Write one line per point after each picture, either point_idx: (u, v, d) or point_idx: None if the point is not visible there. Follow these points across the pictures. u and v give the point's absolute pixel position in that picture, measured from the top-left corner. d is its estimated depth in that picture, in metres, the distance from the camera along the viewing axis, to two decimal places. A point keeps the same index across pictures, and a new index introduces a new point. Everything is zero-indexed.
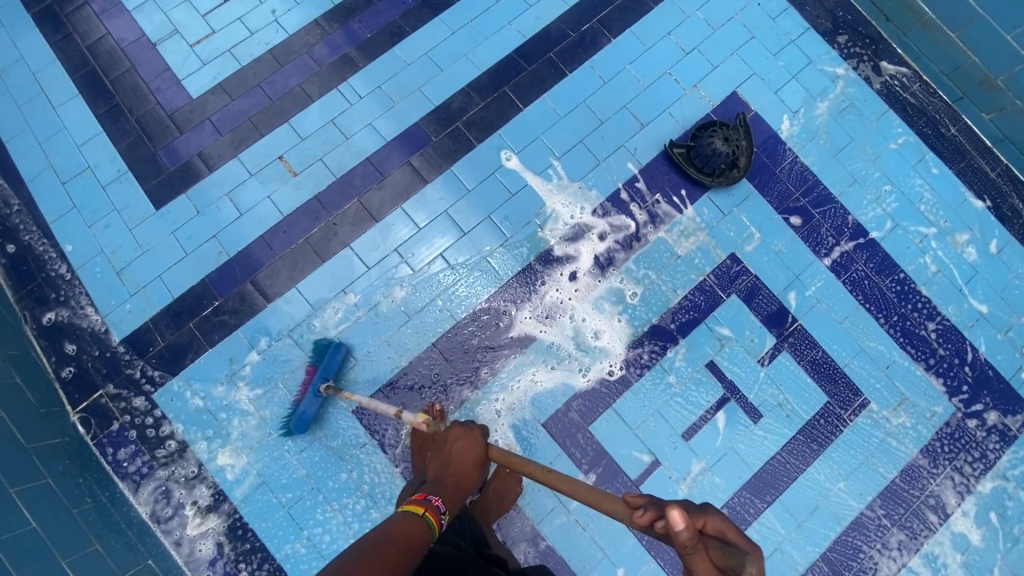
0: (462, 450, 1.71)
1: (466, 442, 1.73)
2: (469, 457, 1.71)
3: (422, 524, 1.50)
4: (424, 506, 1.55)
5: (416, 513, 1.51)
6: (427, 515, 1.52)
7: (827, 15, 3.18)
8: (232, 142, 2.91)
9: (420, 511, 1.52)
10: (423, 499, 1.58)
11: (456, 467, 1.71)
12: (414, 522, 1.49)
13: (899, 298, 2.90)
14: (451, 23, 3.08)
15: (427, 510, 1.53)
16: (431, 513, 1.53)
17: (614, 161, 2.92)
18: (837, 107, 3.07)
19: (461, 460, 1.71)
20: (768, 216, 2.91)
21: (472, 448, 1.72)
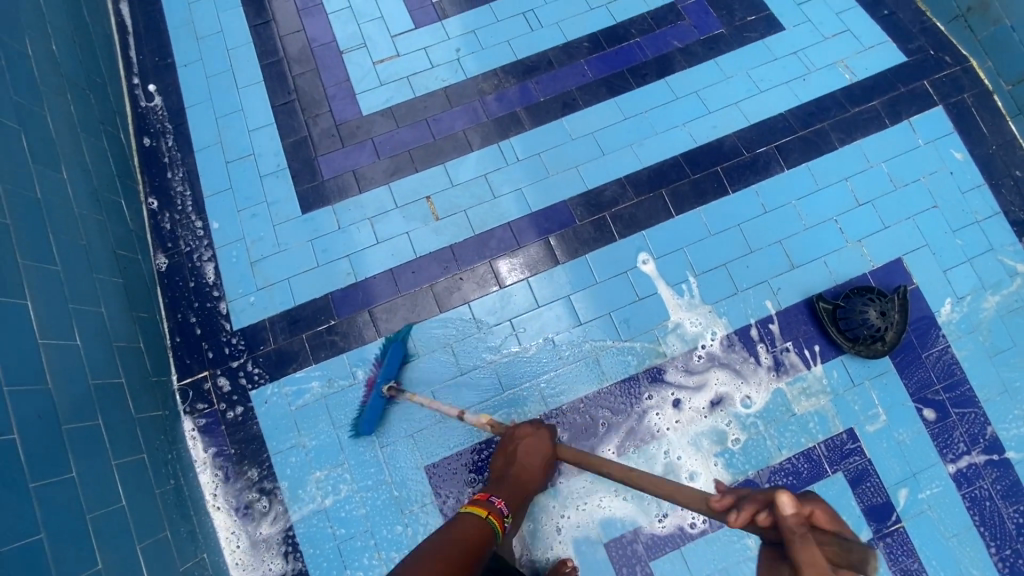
0: (529, 451, 2.16)
1: (533, 441, 2.18)
2: (534, 454, 2.16)
3: (486, 523, 1.83)
4: (487, 509, 1.90)
5: (480, 516, 1.84)
6: (488, 518, 1.85)
7: (1023, 204, 2.93)
8: (386, 168, 2.98)
9: (484, 512, 1.88)
10: (487, 502, 1.95)
11: (528, 467, 2.15)
12: (474, 519, 1.82)
13: (1019, 532, 2.64)
14: (625, 110, 3.07)
15: (490, 512, 1.89)
16: (494, 515, 1.89)
17: (753, 295, 2.79)
18: (1008, 305, 2.83)
19: (529, 455, 2.16)
20: (900, 400, 2.71)
21: (540, 448, 2.16)
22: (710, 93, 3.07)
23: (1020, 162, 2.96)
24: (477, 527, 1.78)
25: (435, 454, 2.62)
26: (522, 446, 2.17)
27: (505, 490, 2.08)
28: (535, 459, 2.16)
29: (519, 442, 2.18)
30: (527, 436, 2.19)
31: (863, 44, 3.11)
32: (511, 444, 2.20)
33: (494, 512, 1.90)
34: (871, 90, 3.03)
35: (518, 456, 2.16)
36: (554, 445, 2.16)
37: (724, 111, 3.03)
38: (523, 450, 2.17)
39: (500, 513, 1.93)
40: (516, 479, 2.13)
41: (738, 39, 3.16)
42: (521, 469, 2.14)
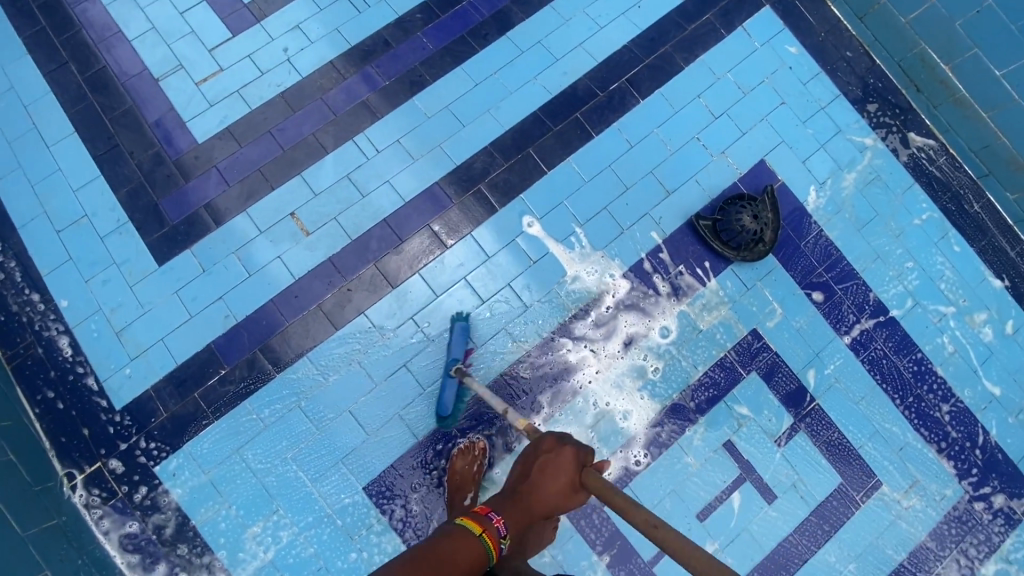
0: (549, 471, 1.68)
1: (560, 466, 1.68)
2: (558, 479, 1.67)
3: (477, 543, 1.57)
4: (482, 526, 1.61)
5: (474, 533, 1.59)
6: (484, 537, 1.59)
7: (858, 81, 3.12)
8: (240, 195, 2.78)
9: (477, 530, 1.60)
10: (486, 517, 1.64)
11: (541, 492, 1.68)
12: (467, 542, 1.57)
13: (916, 378, 2.90)
14: (474, 75, 2.98)
15: (485, 531, 1.60)
16: (489, 535, 1.60)
17: (639, 230, 2.85)
18: (864, 179, 3.03)
19: (550, 475, 1.68)
20: (791, 291, 2.87)
21: (565, 465, 1.68)
22: (553, 39, 3.03)
23: (848, 43, 3.13)
24: (470, 554, 1.53)
25: (370, 473, 2.54)
26: (539, 463, 1.71)
27: (511, 501, 1.69)
28: (558, 482, 1.66)
29: (540, 457, 1.72)
30: (548, 452, 1.72)
31: None
32: (529, 462, 1.74)
33: (489, 534, 1.60)
34: (703, 3, 3.08)
35: (537, 475, 1.69)
36: (585, 473, 1.65)
37: (571, 54, 3.00)
38: (546, 467, 1.69)
39: (496, 537, 1.62)
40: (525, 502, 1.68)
41: None
42: (536, 489, 1.68)
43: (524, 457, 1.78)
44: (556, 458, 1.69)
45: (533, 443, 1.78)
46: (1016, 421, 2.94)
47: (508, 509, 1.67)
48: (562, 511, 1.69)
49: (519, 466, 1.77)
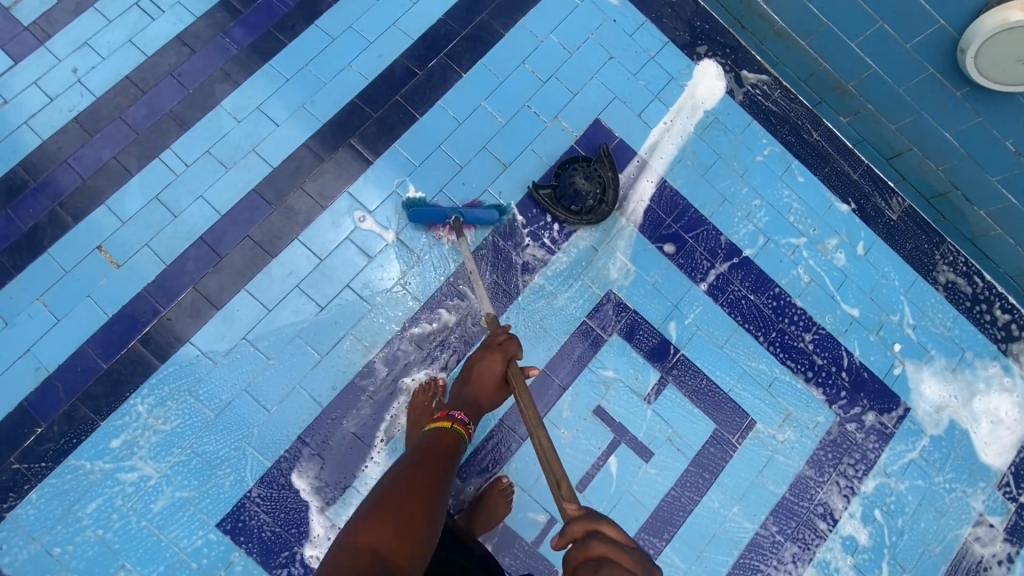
0: (484, 366, 2.07)
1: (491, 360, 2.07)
2: (491, 370, 2.06)
3: (454, 429, 1.95)
4: (452, 420, 1.98)
5: (447, 426, 1.95)
6: (456, 425, 1.97)
7: (684, 26, 3.08)
8: (40, 235, 2.56)
9: (449, 424, 1.96)
10: (450, 416, 2.01)
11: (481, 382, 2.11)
12: (442, 434, 1.91)
13: (776, 313, 2.92)
14: (285, 71, 2.79)
15: (455, 423, 1.97)
16: (459, 425, 1.98)
17: (478, 209, 2.75)
18: (703, 123, 3.01)
19: (481, 377, 2.09)
20: (642, 246, 2.84)
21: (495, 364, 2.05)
22: (364, 21, 2.87)
23: None
24: (448, 439, 1.87)
25: (222, 509, 2.38)
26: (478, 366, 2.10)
27: (459, 403, 2.12)
28: (490, 378, 2.07)
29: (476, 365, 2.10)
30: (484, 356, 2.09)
31: None
32: (469, 370, 2.14)
33: (457, 422, 1.99)
34: None
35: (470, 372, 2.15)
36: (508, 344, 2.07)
37: (384, 35, 2.84)
38: (481, 373, 2.08)
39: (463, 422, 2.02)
40: (467, 398, 2.12)
41: None
42: (474, 392, 2.12)
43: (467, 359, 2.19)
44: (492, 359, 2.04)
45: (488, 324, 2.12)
46: (877, 338, 3.00)
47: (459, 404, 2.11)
48: (492, 403, 2.16)
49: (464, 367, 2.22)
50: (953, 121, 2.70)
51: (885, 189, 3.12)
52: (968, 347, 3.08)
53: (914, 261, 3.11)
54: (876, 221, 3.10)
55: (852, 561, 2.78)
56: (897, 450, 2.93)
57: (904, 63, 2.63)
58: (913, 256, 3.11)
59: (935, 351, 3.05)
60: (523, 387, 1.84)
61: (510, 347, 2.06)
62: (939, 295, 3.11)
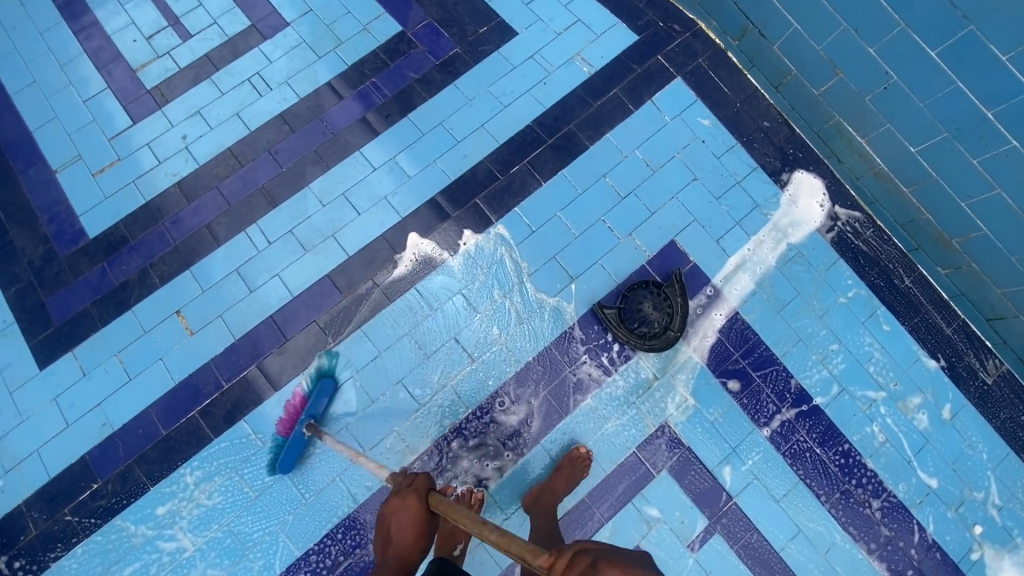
0: (395, 511, 1.69)
1: (405, 514, 1.68)
2: (405, 520, 1.67)
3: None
4: None
5: None
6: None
7: (776, 152, 2.97)
8: (128, 291, 2.73)
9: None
10: None
11: (397, 538, 1.68)
12: None
13: (843, 472, 2.70)
14: (372, 160, 2.90)
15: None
16: None
17: (540, 319, 2.73)
18: (784, 255, 2.88)
19: (401, 531, 1.68)
20: (704, 380, 2.72)
21: (410, 504, 1.69)
22: (455, 120, 2.96)
23: (764, 112, 2.99)
24: None
25: None
26: (388, 519, 1.70)
27: (380, 571, 1.68)
28: (407, 528, 1.67)
29: (389, 519, 1.70)
30: (393, 508, 1.70)
31: (595, 31, 3.08)
32: (385, 523, 1.72)
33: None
34: (610, 78, 3.00)
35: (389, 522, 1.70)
36: (430, 502, 1.67)
37: (471, 136, 2.93)
38: (397, 526, 1.67)
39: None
40: (397, 564, 1.67)
41: (473, 55, 3.09)
42: (393, 545, 1.68)
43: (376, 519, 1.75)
44: (404, 507, 1.68)
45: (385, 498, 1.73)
46: (956, 515, 2.72)
47: (382, 573, 1.67)
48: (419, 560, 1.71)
49: (379, 527, 1.71)
50: None
51: (981, 348, 2.87)
52: None
53: (1008, 433, 2.82)
54: (968, 382, 2.85)
55: None
56: None
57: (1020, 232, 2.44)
58: (1007, 428, 2.82)
59: None
60: (457, 512, 1.57)
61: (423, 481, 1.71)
62: None
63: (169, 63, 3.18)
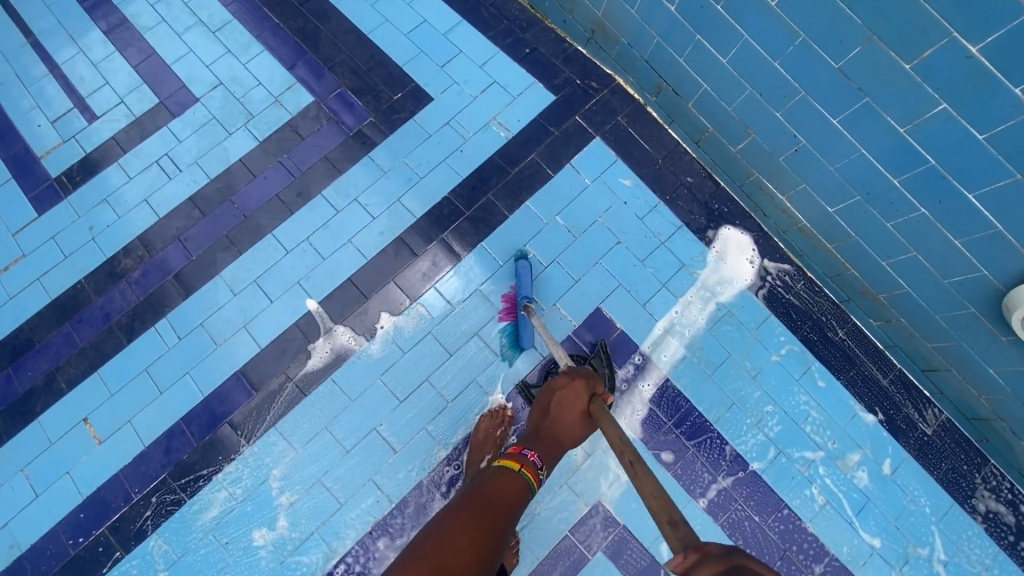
0: (564, 405, 1.93)
1: (571, 392, 1.94)
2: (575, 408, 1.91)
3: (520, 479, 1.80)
4: (521, 462, 1.84)
5: (513, 469, 1.83)
6: (524, 471, 1.82)
7: (700, 208, 2.92)
8: (33, 399, 2.62)
9: (517, 467, 1.83)
10: (521, 454, 1.87)
11: (563, 419, 1.95)
12: (507, 476, 1.80)
13: (782, 538, 2.64)
14: (286, 242, 2.80)
15: (524, 466, 1.83)
16: (527, 469, 1.83)
17: (464, 402, 2.64)
18: (714, 316, 2.82)
19: (563, 410, 1.94)
20: (637, 454, 2.66)
21: (576, 396, 1.93)
22: (371, 193, 2.87)
23: (687, 167, 2.94)
24: (510, 488, 1.76)
25: None
26: (557, 397, 1.96)
27: (539, 440, 1.94)
28: (572, 412, 1.93)
29: (556, 395, 1.97)
30: (565, 388, 1.96)
31: (512, 92, 3.01)
32: (548, 400, 2.00)
33: (528, 467, 1.83)
34: (528, 142, 2.93)
35: (554, 408, 1.95)
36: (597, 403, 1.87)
37: (388, 210, 2.84)
38: (561, 405, 1.95)
39: (534, 468, 1.85)
40: (545, 432, 1.95)
41: (389, 123, 3.00)
42: (555, 425, 1.95)
43: (546, 391, 2.06)
44: (570, 391, 1.94)
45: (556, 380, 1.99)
46: (900, 574, 2.66)
47: (534, 444, 1.92)
48: (572, 441, 1.97)
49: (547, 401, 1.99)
50: (998, 360, 2.39)
51: (919, 398, 2.82)
52: None
53: (949, 484, 2.77)
54: (906, 435, 2.79)
55: None
56: None
57: (940, 295, 2.36)
58: (948, 479, 2.77)
59: None
60: (606, 419, 1.75)
61: (591, 384, 1.94)
62: (978, 527, 2.74)
63: (73, 148, 3.06)
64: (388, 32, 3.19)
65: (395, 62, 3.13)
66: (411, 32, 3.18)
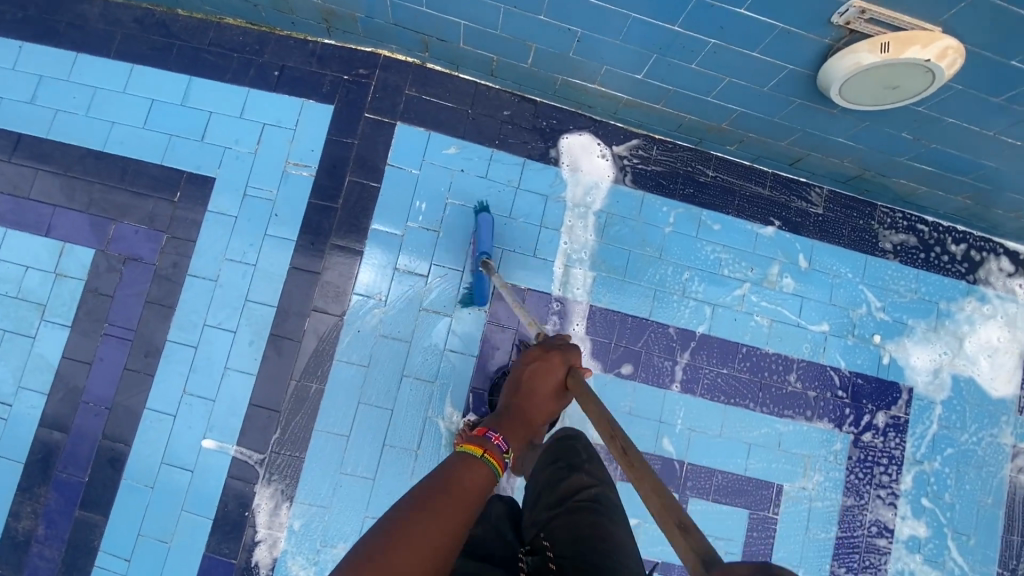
0: (541, 379, 1.57)
1: (549, 370, 1.58)
2: (546, 385, 1.56)
3: (485, 469, 1.13)
4: (486, 447, 1.19)
5: (477, 456, 1.15)
6: (488, 456, 1.17)
7: (532, 133, 2.79)
8: None
9: (480, 451, 1.17)
10: (485, 437, 1.22)
11: (533, 395, 1.54)
12: (472, 467, 1.12)
13: (753, 373, 2.81)
14: (166, 407, 2.53)
15: (490, 450, 1.18)
16: (494, 455, 1.18)
17: (429, 442, 2.54)
18: (599, 226, 2.79)
19: (537, 386, 1.55)
20: (603, 383, 2.71)
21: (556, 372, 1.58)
22: (215, 309, 2.57)
23: (497, 102, 2.78)
24: (479, 480, 1.10)
25: None
26: (526, 372, 1.57)
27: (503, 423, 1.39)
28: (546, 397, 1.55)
29: (526, 371, 1.58)
30: (537, 362, 1.60)
31: (289, 126, 2.68)
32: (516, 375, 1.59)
33: (493, 454, 1.18)
34: (334, 167, 2.65)
35: (529, 384, 1.55)
36: (573, 376, 1.57)
37: (243, 316, 2.56)
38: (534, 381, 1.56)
39: (501, 454, 1.21)
40: (515, 412, 1.49)
41: (187, 229, 2.64)
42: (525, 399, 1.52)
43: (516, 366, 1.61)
44: (548, 371, 1.57)
45: (517, 362, 1.63)
46: (856, 339, 2.90)
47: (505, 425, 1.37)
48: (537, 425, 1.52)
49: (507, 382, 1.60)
50: (839, 130, 2.44)
51: (800, 187, 2.94)
52: (940, 298, 2.99)
53: (857, 243, 2.97)
54: (805, 225, 2.93)
55: (922, 557, 2.82)
56: (918, 433, 2.89)
57: (768, 101, 2.37)
58: (854, 240, 2.96)
59: (913, 320, 2.95)
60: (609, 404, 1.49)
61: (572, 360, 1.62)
62: (894, 263, 2.98)
63: None
64: (126, 133, 2.74)
65: (152, 162, 2.71)
66: (148, 121, 2.74)
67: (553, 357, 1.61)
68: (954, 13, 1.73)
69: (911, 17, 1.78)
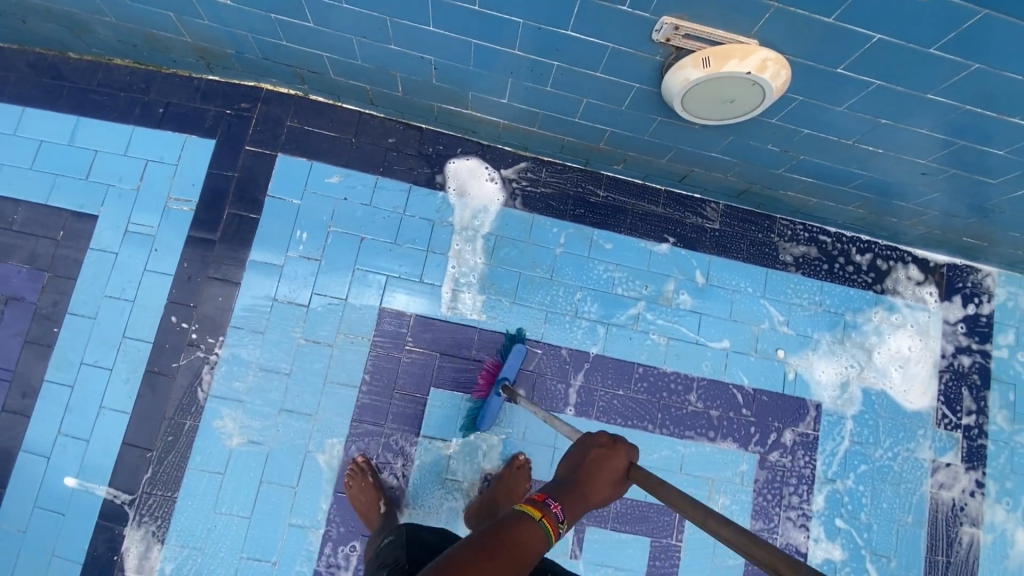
0: (605, 464, 1.33)
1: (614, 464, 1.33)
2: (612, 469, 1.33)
3: (540, 532, 1.17)
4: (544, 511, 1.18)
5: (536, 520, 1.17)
6: (545, 523, 1.18)
7: (418, 159, 2.79)
8: None
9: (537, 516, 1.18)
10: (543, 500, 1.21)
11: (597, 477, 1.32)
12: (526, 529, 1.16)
13: (652, 393, 2.74)
14: (40, 448, 2.47)
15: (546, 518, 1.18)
16: (550, 520, 1.18)
17: (309, 478, 2.47)
18: (487, 250, 2.76)
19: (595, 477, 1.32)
20: (494, 410, 2.63)
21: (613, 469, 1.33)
22: (94, 348, 2.54)
23: (382, 130, 2.79)
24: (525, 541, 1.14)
25: None
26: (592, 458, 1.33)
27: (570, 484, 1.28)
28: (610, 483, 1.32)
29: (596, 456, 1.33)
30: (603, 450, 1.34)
31: (171, 162, 2.70)
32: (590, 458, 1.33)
33: (550, 520, 1.18)
34: (215, 200, 2.66)
35: (591, 470, 1.32)
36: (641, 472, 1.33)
37: (120, 353, 2.53)
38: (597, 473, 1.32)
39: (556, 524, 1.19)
40: None
41: (70, 268, 2.64)
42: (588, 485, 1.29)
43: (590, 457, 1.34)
44: (613, 458, 1.34)
45: (577, 442, 1.39)
46: (758, 355, 2.83)
47: (565, 498, 1.24)
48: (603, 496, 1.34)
49: (564, 463, 1.35)
50: (709, 145, 2.41)
51: (694, 202, 2.92)
52: (846, 309, 2.93)
53: (756, 257, 2.92)
54: (701, 241, 2.90)
55: None
56: (829, 451, 2.79)
57: (631, 121, 2.34)
58: (753, 254, 2.92)
59: (817, 333, 2.88)
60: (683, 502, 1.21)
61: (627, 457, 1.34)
62: (796, 275, 2.93)
63: None
64: (12, 175, 2.74)
65: (37, 201, 2.71)
66: (35, 162, 2.74)
67: (624, 446, 1.36)
68: (763, 23, 1.67)
69: (722, 30, 1.72)
